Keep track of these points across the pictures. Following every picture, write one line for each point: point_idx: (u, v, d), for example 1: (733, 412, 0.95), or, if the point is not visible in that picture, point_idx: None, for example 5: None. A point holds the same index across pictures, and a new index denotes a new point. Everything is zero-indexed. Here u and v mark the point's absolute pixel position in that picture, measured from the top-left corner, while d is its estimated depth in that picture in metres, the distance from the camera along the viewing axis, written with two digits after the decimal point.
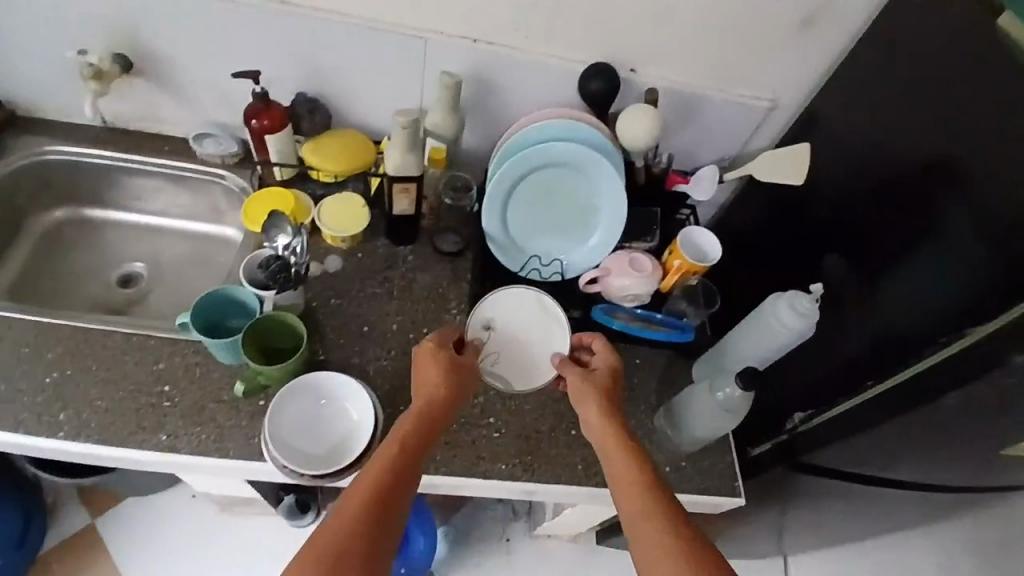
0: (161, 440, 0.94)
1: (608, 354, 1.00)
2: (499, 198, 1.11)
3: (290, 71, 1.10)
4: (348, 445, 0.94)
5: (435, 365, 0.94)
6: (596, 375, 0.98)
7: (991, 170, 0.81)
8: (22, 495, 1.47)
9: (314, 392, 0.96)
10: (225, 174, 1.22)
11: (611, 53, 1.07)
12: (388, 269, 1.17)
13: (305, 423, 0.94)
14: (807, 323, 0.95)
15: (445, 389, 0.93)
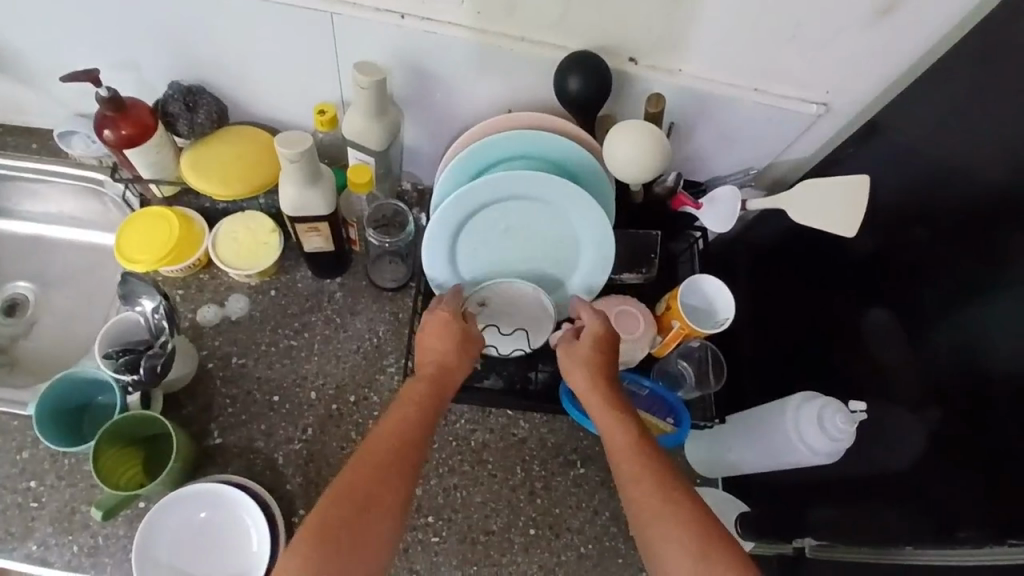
0: (30, 551, 0.77)
1: (598, 316, 0.80)
2: (444, 234, 0.83)
3: (162, 55, 0.82)
4: (240, 568, 0.75)
5: (440, 332, 0.76)
6: (589, 343, 0.79)
7: None
8: None
9: (191, 505, 0.76)
10: (104, 180, 0.96)
11: (596, 38, 0.75)
12: (310, 313, 0.92)
13: (184, 545, 0.75)
14: (837, 445, 0.73)
15: (453, 365, 0.75)
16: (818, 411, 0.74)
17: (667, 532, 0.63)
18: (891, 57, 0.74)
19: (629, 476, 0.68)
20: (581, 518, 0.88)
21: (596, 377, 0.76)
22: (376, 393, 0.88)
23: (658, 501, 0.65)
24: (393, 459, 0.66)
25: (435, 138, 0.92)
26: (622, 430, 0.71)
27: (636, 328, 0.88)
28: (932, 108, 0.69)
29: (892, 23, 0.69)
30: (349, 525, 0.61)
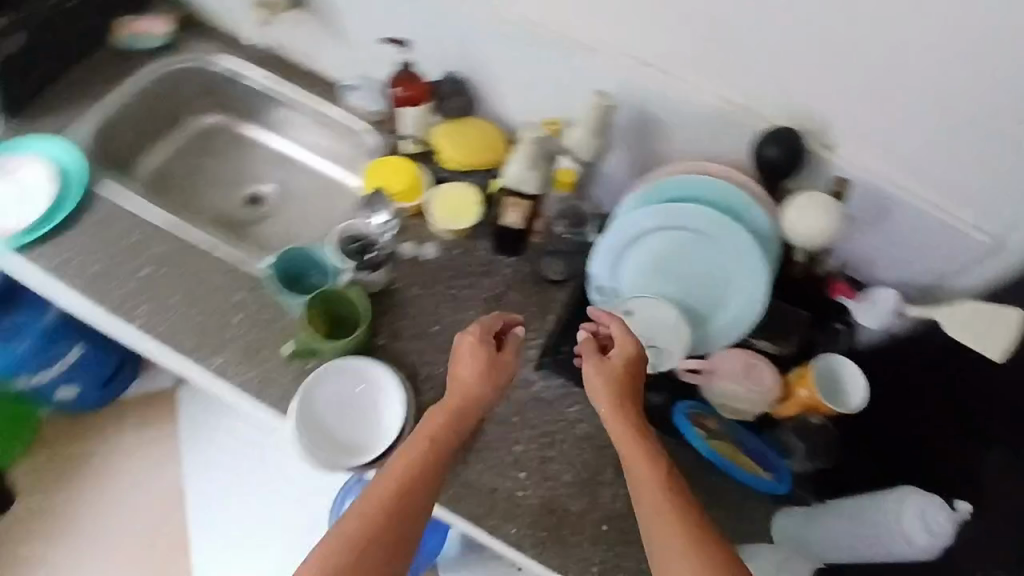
0: (212, 363, 0.96)
1: (628, 338, 0.85)
2: (616, 244, 0.96)
3: (449, 45, 1.03)
4: (368, 439, 0.91)
5: (469, 358, 0.86)
6: (617, 362, 0.84)
7: None
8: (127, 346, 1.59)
9: (353, 376, 0.94)
10: (361, 128, 1.18)
11: (803, 121, 0.88)
12: (481, 274, 1.09)
13: (337, 403, 0.92)
14: (933, 542, 0.75)
15: (478, 387, 0.85)
16: (919, 506, 0.77)
17: (679, 574, 0.67)
18: None
19: (647, 505, 0.73)
20: None
21: (619, 396, 0.82)
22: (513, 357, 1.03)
23: (677, 542, 0.69)
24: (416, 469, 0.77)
25: (630, 170, 1.04)
26: (635, 452, 0.76)
27: (763, 383, 0.94)
28: None
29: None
30: (375, 517, 0.72)
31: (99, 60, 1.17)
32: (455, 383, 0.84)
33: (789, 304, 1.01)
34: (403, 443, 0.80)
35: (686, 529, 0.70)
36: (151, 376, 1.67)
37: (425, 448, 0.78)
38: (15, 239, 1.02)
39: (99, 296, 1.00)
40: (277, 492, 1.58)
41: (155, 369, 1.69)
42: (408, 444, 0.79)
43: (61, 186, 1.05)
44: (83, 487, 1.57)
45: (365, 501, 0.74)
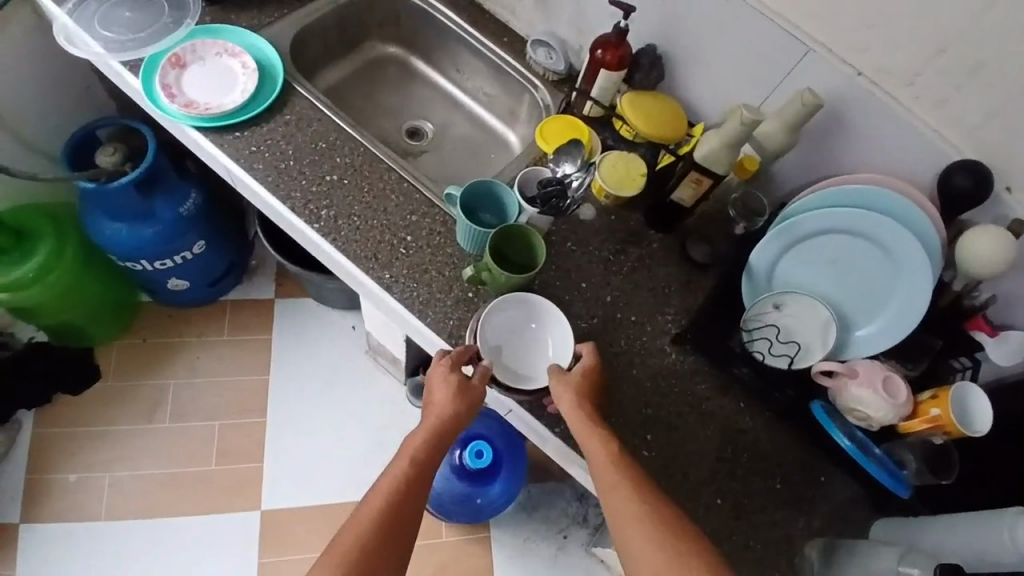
0: (383, 277, 1.01)
1: (588, 353, 0.94)
2: (778, 243, 1.02)
3: (659, 23, 1.09)
4: (539, 372, 0.98)
5: (441, 383, 0.91)
6: (578, 374, 0.92)
7: None
8: (239, 249, 1.65)
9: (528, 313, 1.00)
10: (540, 86, 1.25)
11: (997, 159, 0.91)
12: (630, 244, 1.13)
13: (511, 333, 0.99)
14: None
15: (453, 412, 0.89)
16: None
17: (637, 532, 0.77)
18: None
19: (609, 485, 0.82)
20: (763, 520, 0.99)
21: (581, 398, 0.90)
22: (652, 325, 1.08)
23: (640, 513, 0.78)
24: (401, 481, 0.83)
25: (798, 171, 1.10)
26: (599, 446, 0.85)
27: (899, 397, 0.95)
28: None
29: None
30: (372, 518, 0.78)
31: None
32: (431, 409, 0.90)
33: (928, 334, 1.03)
34: (391, 461, 0.85)
35: (647, 510, 0.78)
36: (252, 283, 1.74)
37: (409, 462, 0.85)
38: (205, 120, 1.08)
39: (285, 191, 1.06)
40: (352, 413, 1.63)
41: (254, 275, 1.75)
42: (395, 464, 0.85)
43: (259, 83, 1.13)
44: (170, 374, 1.63)
45: (361, 512, 0.80)
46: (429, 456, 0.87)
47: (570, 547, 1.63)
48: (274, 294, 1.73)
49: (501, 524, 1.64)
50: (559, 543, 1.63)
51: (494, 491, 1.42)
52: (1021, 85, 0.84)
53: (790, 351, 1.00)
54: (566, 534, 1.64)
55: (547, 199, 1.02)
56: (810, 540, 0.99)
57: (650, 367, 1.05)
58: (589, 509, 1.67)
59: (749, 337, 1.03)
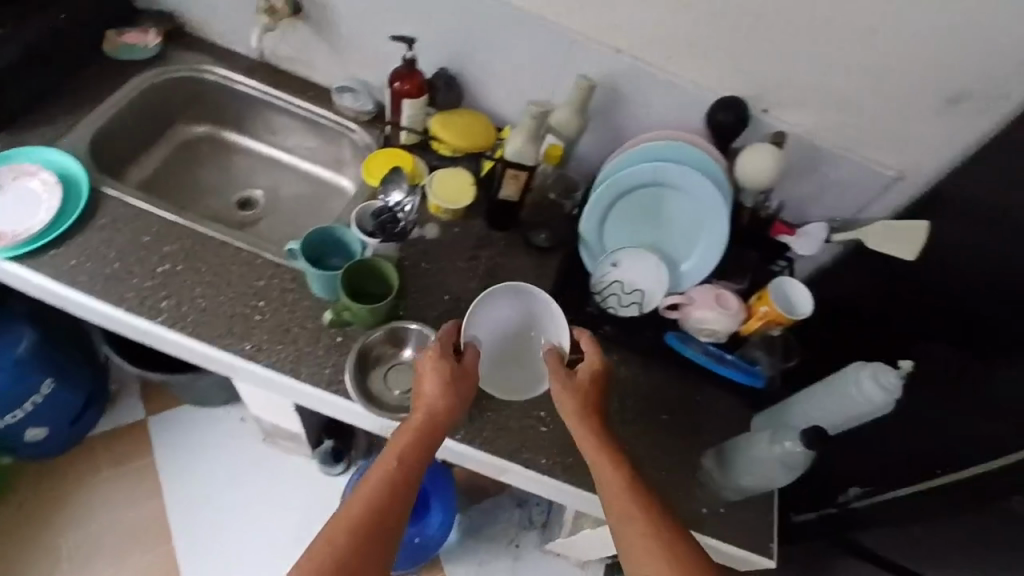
0: (244, 348, 1.01)
1: (597, 356, 1.00)
2: (599, 210, 1.15)
3: (443, 46, 1.18)
4: (514, 370, 1.08)
5: (433, 375, 0.94)
6: (581, 382, 0.98)
7: None
8: (95, 376, 1.54)
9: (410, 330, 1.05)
10: (354, 128, 1.30)
11: (745, 93, 1.09)
12: (479, 249, 1.22)
13: (505, 328, 1.07)
14: (888, 399, 0.94)
15: (443, 402, 0.92)
16: (873, 372, 0.95)
17: (635, 540, 0.83)
18: (950, 148, 1.06)
19: (610, 490, 0.88)
20: (663, 452, 1.09)
21: (581, 411, 0.95)
22: None
23: (639, 527, 0.84)
24: (385, 481, 0.85)
25: (602, 146, 1.24)
26: (604, 464, 0.90)
27: (732, 305, 1.10)
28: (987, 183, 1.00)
29: (965, 112, 1.01)
30: (358, 525, 0.81)
31: (94, 77, 1.24)
32: (423, 402, 0.93)
33: (741, 250, 1.21)
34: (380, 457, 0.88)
35: (648, 521, 0.84)
36: (123, 406, 1.63)
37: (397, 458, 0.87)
38: (11, 246, 1.02)
39: (117, 294, 1.02)
40: (268, 502, 1.56)
41: (121, 399, 1.64)
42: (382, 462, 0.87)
43: (63, 196, 1.08)
44: (51, 533, 1.47)
45: (344, 514, 0.82)
46: (417, 450, 0.89)
47: (525, 554, 1.66)
48: (146, 413, 1.62)
49: (453, 556, 1.63)
50: (513, 553, 1.65)
51: (434, 522, 1.44)
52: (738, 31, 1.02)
53: (636, 299, 1.15)
54: (517, 542, 1.67)
55: (383, 229, 1.06)
56: (705, 451, 1.10)
57: None
58: (531, 511, 1.71)
59: (599, 298, 1.16)
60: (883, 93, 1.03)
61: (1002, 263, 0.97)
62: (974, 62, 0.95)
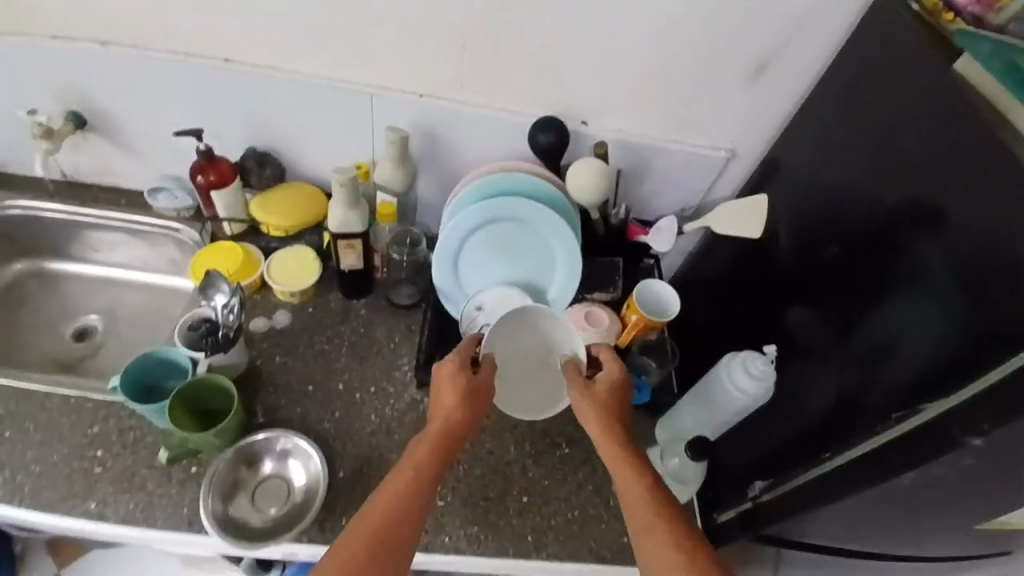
0: (89, 508, 0.90)
1: (615, 365, 0.94)
2: (449, 257, 1.10)
3: (245, 126, 1.11)
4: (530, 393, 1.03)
5: (451, 387, 0.90)
6: (605, 387, 0.93)
7: (973, 223, 0.72)
8: None
9: (269, 443, 0.98)
10: (179, 227, 1.21)
11: (560, 109, 1.07)
12: (339, 325, 1.14)
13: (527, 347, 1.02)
14: (762, 384, 0.93)
15: (459, 417, 0.88)
16: (743, 362, 0.95)
17: (660, 550, 0.77)
18: (767, 117, 1.07)
19: (628, 498, 0.82)
20: (571, 489, 1.04)
21: (606, 417, 0.90)
22: (393, 385, 1.09)
23: (667, 535, 0.78)
24: (394, 502, 0.79)
25: (441, 188, 1.20)
26: (629, 473, 0.84)
27: (601, 323, 1.08)
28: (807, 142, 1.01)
29: (764, 82, 1.02)
30: (366, 546, 0.75)
31: None
32: (438, 415, 0.89)
33: (607, 257, 1.18)
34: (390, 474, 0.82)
35: (675, 531, 0.78)
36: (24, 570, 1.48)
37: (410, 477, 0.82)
38: None
39: None
40: None
41: (24, 560, 1.49)
42: (392, 478, 0.81)
43: None
44: None
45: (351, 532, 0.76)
46: (431, 467, 0.84)
47: None
48: (55, 567, 1.48)
49: None
50: None
51: None
52: (531, 51, 1.00)
53: None
54: None
55: (207, 342, 0.99)
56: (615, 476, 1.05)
57: (410, 422, 1.05)
58: None
59: None
60: (687, 78, 1.02)
61: (838, 217, 0.93)
62: (755, 34, 0.96)
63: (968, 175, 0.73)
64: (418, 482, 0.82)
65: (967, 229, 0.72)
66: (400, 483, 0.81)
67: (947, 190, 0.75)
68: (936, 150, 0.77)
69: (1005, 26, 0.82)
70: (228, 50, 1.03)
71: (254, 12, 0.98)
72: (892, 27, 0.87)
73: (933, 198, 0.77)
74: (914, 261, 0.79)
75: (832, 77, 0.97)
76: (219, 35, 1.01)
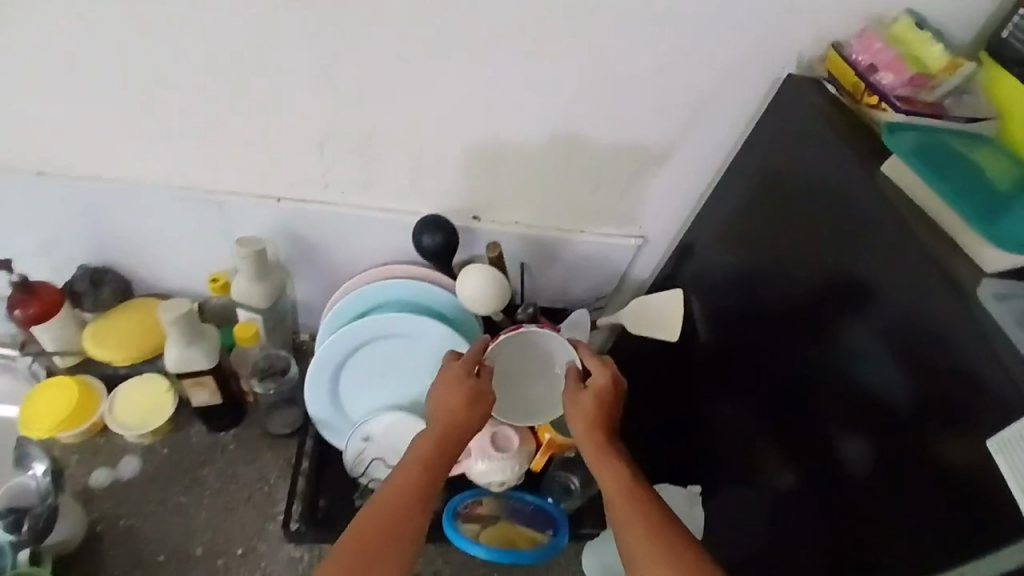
0: None
1: (612, 368, 0.84)
2: (326, 381, 0.93)
3: (76, 242, 0.94)
4: (519, 411, 0.94)
5: (455, 391, 0.78)
6: (597, 395, 0.82)
7: (905, 355, 0.60)
8: None
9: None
10: (11, 357, 0.98)
11: (445, 204, 0.94)
12: (201, 467, 0.95)
13: (525, 360, 0.93)
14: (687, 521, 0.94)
15: (463, 421, 0.77)
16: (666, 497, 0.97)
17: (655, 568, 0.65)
18: (677, 202, 0.96)
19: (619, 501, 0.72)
20: None
21: (598, 421, 0.80)
22: (266, 541, 0.90)
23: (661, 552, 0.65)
24: (394, 516, 0.68)
25: (322, 292, 1.04)
26: (618, 479, 0.74)
27: (510, 445, 0.92)
28: (723, 233, 0.89)
29: (669, 167, 0.91)
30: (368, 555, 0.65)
31: None
32: (439, 418, 0.77)
33: None
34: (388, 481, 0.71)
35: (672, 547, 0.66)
36: None
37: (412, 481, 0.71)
38: None
39: None
40: None
41: None
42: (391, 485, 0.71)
43: None
44: None
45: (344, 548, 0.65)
46: (433, 474, 0.72)
47: None
48: None
49: None
50: None
51: None
52: (401, 145, 0.86)
53: None
54: None
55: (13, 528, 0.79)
56: None
57: None
58: None
59: (360, 493, 0.93)
60: (583, 164, 0.90)
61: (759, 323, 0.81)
62: (653, 117, 0.85)
63: (894, 318, 0.61)
64: (420, 491, 0.70)
65: (893, 388, 0.61)
66: (401, 490, 0.70)
67: (872, 332, 0.63)
68: (859, 264, 0.65)
69: (940, 102, 0.74)
70: (38, 161, 0.86)
71: (60, 119, 0.82)
72: (803, 113, 0.76)
73: (857, 338, 0.65)
74: (840, 408, 0.67)
75: (742, 163, 0.86)
76: (26, 145, 0.84)
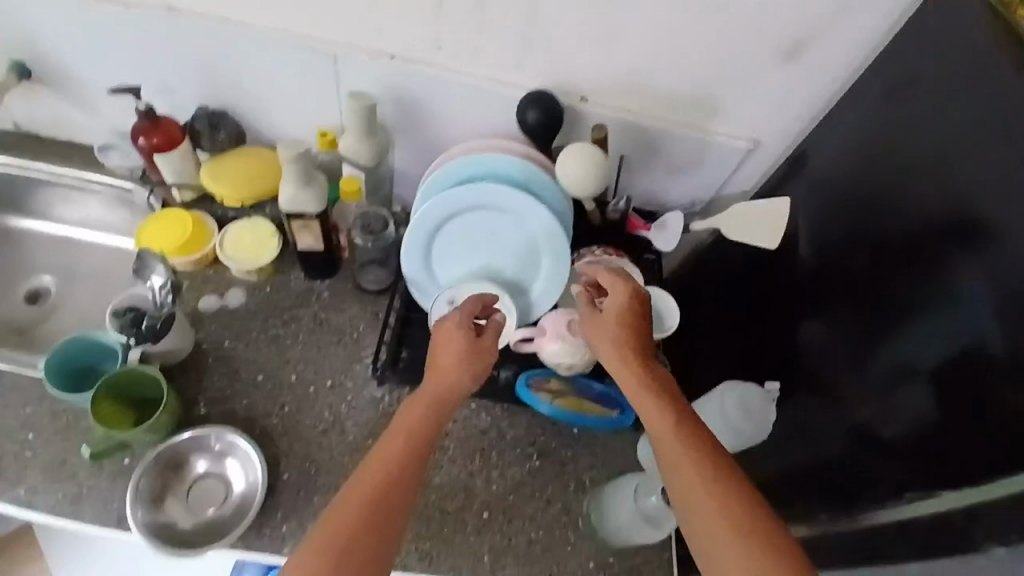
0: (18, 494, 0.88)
1: (620, 283, 0.84)
2: (418, 244, 0.97)
3: (199, 83, 0.99)
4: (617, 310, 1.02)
5: (454, 342, 0.79)
6: (611, 317, 0.82)
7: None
8: None
9: (208, 439, 0.91)
10: (132, 188, 1.10)
11: (554, 81, 0.92)
12: (297, 307, 1.03)
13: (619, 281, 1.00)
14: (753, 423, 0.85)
15: (459, 373, 0.77)
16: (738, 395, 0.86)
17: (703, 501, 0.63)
18: (797, 105, 0.90)
19: (647, 414, 0.71)
20: (535, 508, 0.94)
21: (622, 340, 0.80)
22: (353, 379, 0.98)
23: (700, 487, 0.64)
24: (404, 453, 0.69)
25: (419, 162, 1.07)
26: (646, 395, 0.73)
27: None
28: (843, 140, 0.84)
29: (799, 63, 0.85)
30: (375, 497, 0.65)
31: None
32: (436, 370, 0.77)
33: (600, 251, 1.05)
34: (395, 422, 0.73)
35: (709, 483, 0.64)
36: None
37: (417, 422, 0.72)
38: None
39: None
40: None
41: None
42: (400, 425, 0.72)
43: None
44: None
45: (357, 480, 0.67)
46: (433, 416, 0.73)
47: None
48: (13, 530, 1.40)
49: None
50: None
51: None
52: (520, 10, 0.85)
53: None
54: None
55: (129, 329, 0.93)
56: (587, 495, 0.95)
57: (365, 422, 0.95)
58: None
59: None
60: (706, 52, 0.86)
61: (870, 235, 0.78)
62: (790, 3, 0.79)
63: None
64: (420, 431, 0.71)
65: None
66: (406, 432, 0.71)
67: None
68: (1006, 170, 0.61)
69: None
70: None
71: None
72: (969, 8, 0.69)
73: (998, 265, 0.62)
74: None
75: (882, 64, 0.80)
76: None
